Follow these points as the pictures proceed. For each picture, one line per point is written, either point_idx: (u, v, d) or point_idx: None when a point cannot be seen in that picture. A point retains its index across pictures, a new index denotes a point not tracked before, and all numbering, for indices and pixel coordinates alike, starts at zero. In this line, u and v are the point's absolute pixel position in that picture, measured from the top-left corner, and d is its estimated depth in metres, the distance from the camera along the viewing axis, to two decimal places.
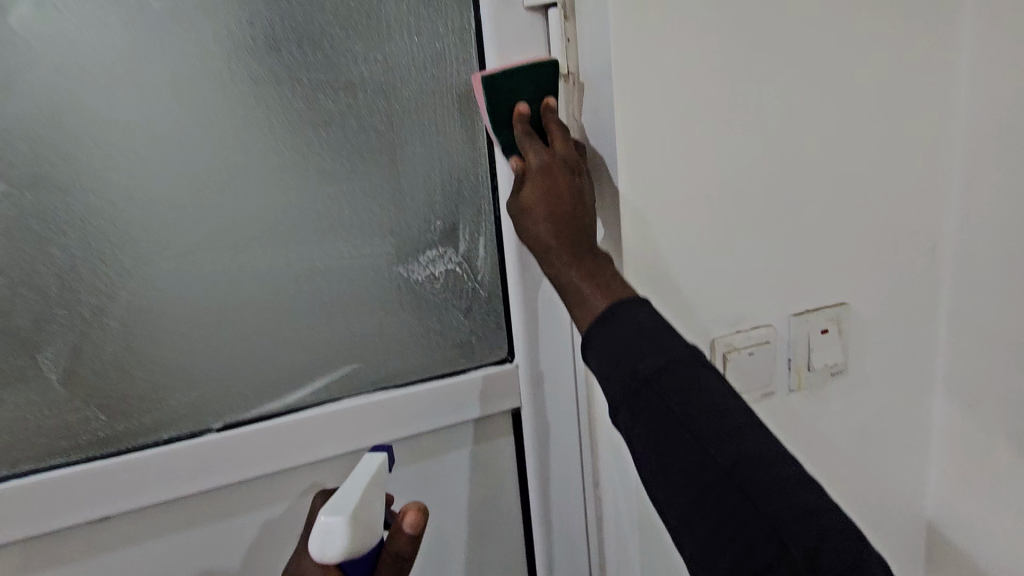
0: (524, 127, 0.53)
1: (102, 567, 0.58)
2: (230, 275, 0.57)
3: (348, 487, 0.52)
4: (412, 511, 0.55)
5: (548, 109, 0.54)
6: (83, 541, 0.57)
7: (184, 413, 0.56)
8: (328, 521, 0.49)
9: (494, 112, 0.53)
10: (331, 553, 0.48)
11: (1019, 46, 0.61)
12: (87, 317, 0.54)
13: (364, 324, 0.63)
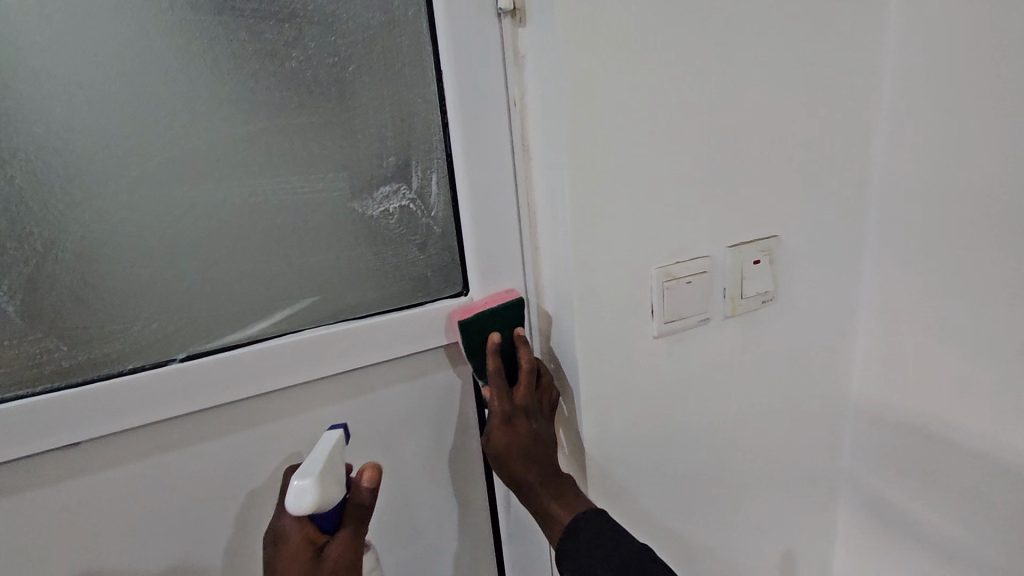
0: (495, 358, 0.63)
1: (68, 507, 0.56)
2: (185, 205, 0.54)
3: (314, 454, 0.53)
4: (369, 470, 0.56)
5: (518, 326, 0.66)
6: (52, 479, 0.55)
7: (148, 345, 0.55)
8: (298, 484, 0.51)
9: (470, 343, 0.64)
10: (307, 511, 0.51)
11: (923, 25, 0.76)
12: (38, 247, 0.50)
13: (323, 257, 0.61)
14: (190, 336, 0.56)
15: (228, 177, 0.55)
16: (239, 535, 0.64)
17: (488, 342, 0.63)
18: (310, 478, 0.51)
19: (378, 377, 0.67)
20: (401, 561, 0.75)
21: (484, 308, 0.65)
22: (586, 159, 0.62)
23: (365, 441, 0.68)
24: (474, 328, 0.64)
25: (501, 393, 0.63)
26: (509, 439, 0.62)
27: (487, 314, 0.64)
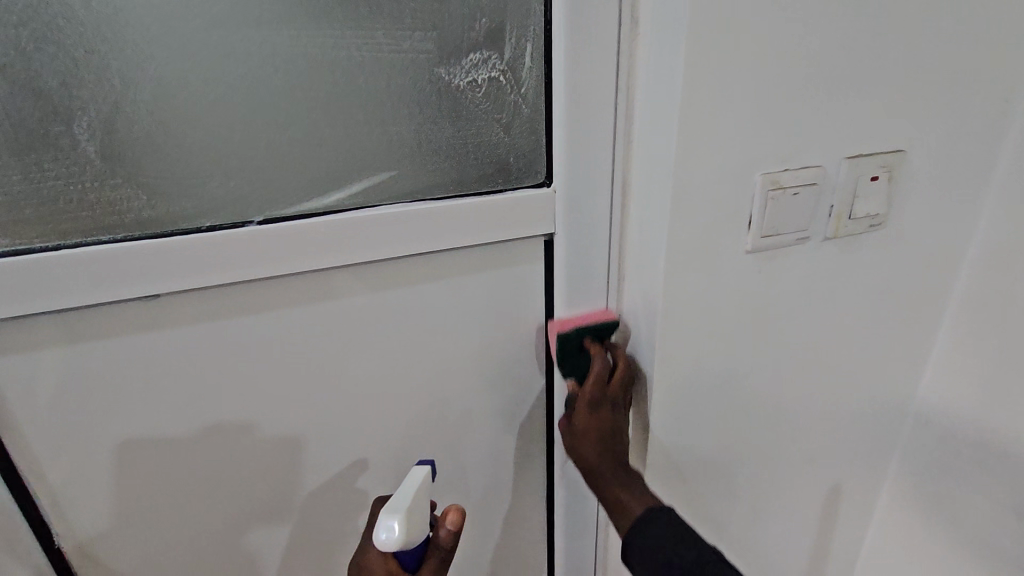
0: None
1: (145, 362, 0.56)
2: (263, 52, 0.50)
3: (402, 492, 0.59)
4: (452, 512, 0.61)
5: None
6: (129, 332, 0.55)
7: (223, 204, 0.53)
8: (386, 522, 0.57)
9: None
10: (394, 547, 0.56)
11: None
12: (115, 84, 0.47)
13: (403, 128, 0.57)
14: (266, 198, 0.54)
15: (309, 25, 0.50)
16: (300, 408, 0.64)
17: None
18: (399, 516, 0.57)
19: (449, 263, 0.64)
20: (453, 451, 0.76)
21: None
22: (708, 33, 0.53)
23: (432, 328, 0.67)
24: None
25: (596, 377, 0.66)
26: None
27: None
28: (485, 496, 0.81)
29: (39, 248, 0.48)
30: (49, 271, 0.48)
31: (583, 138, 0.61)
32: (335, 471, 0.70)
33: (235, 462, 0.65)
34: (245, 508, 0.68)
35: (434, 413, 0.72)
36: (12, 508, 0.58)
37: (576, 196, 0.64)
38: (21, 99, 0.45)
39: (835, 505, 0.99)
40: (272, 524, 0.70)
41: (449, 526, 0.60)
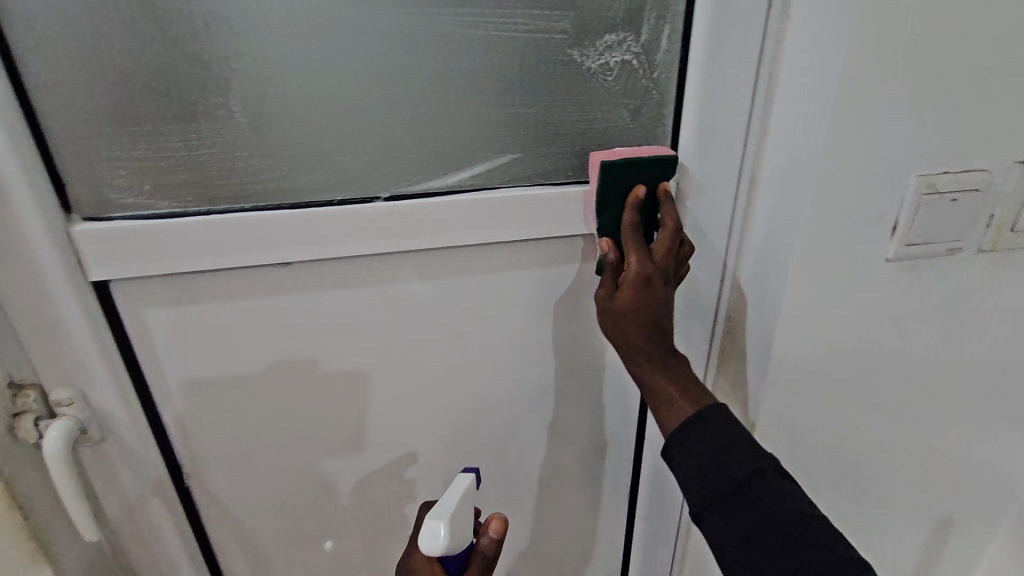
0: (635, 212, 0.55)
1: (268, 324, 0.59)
2: (404, 30, 0.50)
3: (446, 497, 0.60)
4: (496, 520, 0.60)
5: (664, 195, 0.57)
6: (257, 296, 0.57)
7: (355, 178, 0.54)
8: (431, 525, 0.57)
9: (605, 192, 0.55)
10: (437, 551, 0.55)
11: None
12: (267, 59, 0.48)
13: (530, 110, 0.55)
14: (394, 176, 0.55)
15: (451, 2, 0.50)
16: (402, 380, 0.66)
17: (631, 197, 0.55)
18: (444, 519, 0.57)
19: (560, 248, 0.63)
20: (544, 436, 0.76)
21: (631, 157, 0.55)
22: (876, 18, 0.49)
23: (536, 312, 0.67)
24: (616, 182, 0.55)
25: (637, 244, 0.55)
26: (640, 297, 0.55)
27: (631, 162, 0.54)
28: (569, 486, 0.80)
29: (191, 212, 0.51)
30: (201, 233, 0.52)
31: (713, 127, 0.58)
32: (429, 443, 0.71)
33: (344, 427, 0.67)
34: (345, 471, 0.70)
35: (530, 396, 0.72)
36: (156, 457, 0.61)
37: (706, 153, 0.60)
38: (185, 70, 0.48)
39: (941, 537, 0.90)
40: (370, 490, 0.72)
41: (492, 535, 0.59)
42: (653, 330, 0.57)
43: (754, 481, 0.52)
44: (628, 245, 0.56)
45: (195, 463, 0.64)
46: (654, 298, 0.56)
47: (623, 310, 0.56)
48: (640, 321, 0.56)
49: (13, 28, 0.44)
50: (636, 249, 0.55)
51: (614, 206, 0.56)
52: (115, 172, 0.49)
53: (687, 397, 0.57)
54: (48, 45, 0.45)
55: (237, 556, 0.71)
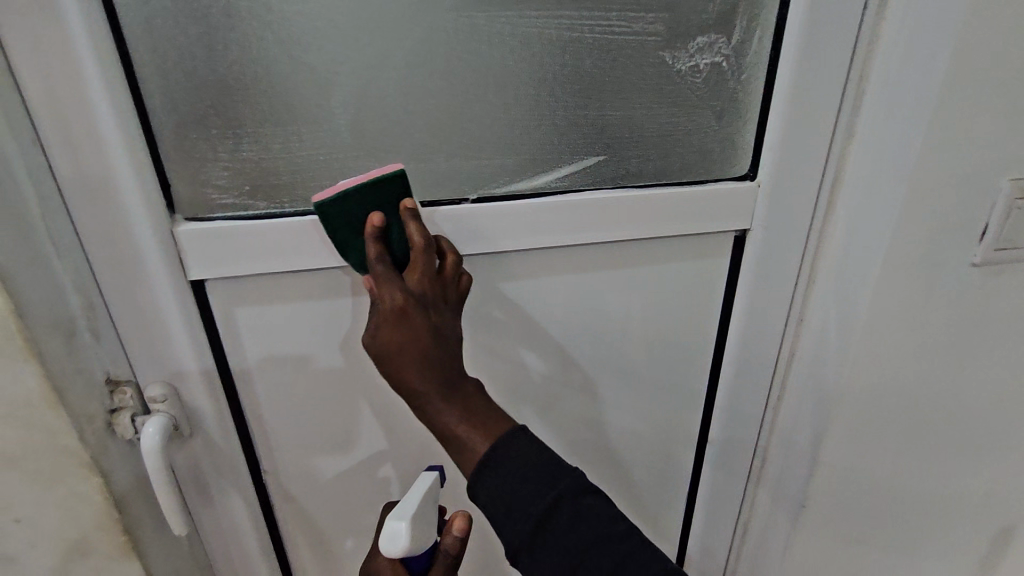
0: (376, 243, 0.46)
1: (349, 325, 0.59)
2: (502, 33, 0.50)
3: (408, 496, 0.54)
4: (460, 518, 0.55)
5: (407, 214, 0.47)
6: (341, 298, 0.57)
7: (445, 179, 0.54)
8: (393, 527, 0.52)
9: (339, 234, 0.46)
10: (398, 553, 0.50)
11: None
12: (371, 62, 0.49)
13: (619, 112, 0.55)
14: (484, 177, 0.55)
15: (550, 4, 0.50)
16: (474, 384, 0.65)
17: (369, 228, 0.45)
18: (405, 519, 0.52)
19: (638, 251, 0.63)
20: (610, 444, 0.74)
21: (365, 183, 0.45)
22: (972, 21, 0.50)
23: (609, 315, 0.66)
24: (342, 218, 0.45)
25: (389, 277, 0.45)
26: (401, 332, 0.44)
27: (365, 188, 0.45)
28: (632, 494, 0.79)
29: (287, 212, 0.52)
30: (296, 233, 0.52)
31: (801, 130, 0.58)
32: None
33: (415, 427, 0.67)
34: (413, 471, 0.70)
35: (599, 401, 0.71)
36: (238, 457, 0.62)
37: (791, 151, 0.58)
38: (291, 72, 0.48)
39: (1005, 547, 0.88)
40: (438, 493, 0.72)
41: (455, 533, 0.54)
42: (426, 366, 0.44)
43: (557, 511, 0.44)
44: (377, 275, 0.45)
45: (272, 462, 0.64)
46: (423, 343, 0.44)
47: (385, 351, 0.44)
48: (410, 358, 0.44)
49: (131, 32, 0.44)
50: (388, 277, 0.45)
51: (347, 248, 0.46)
52: (217, 172, 0.50)
53: (482, 433, 0.45)
54: (161, 48, 0.45)
55: (307, 555, 0.71)
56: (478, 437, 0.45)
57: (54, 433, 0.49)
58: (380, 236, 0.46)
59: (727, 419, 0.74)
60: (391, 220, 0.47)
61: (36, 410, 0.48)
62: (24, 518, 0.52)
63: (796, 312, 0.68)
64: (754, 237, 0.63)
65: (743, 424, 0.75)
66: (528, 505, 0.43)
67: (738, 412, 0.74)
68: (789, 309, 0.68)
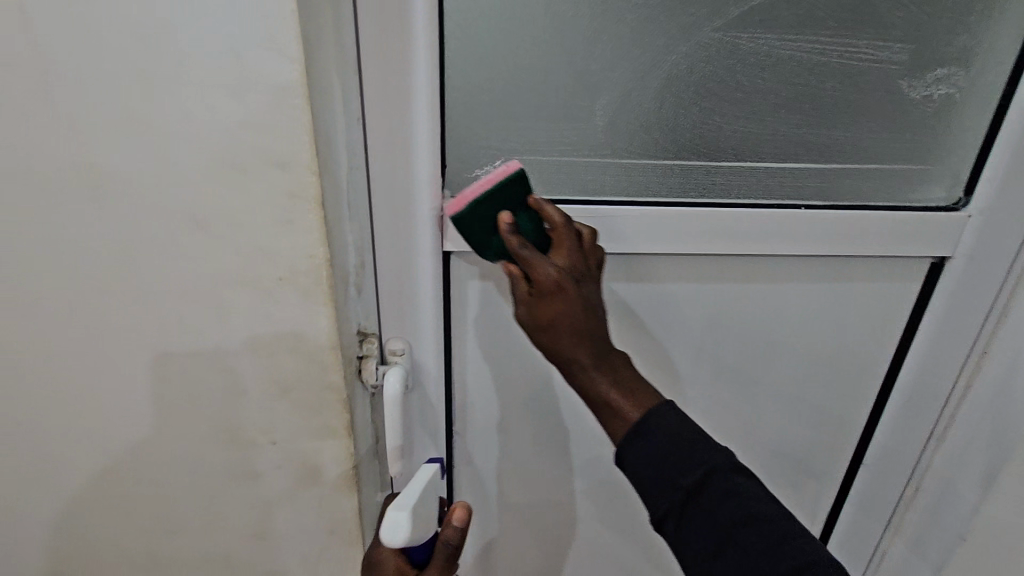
0: (517, 237, 0.48)
1: None
2: (759, 52, 0.54)
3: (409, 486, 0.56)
4: (459, 507, 0.56)
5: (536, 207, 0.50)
6: None
7: (676, 182, 0.59)
8: (393, 516, 0.53)
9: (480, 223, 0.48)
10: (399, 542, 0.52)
11: None
12: (636, 70, 0.54)
13: (847, 134, 0.58)
14: (709, 183, 0.59)
15: (805, 30, 0.54)
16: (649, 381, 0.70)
17: (502, 224, 0.48)
18: (406, 510, 0.53)
19: (836, 266, 0.65)
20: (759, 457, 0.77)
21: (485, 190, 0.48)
22: None
23: (792, 324, 0.68)
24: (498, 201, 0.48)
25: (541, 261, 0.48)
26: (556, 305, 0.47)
27: (489, 194, 0.47)
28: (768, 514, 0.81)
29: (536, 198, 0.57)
30: None
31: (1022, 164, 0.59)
32: None
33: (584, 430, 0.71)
34: (578, 459, 0.74)
35: (764, 409, 0.73)
36: (440, 416, 0.68)
37: (1008, 185, 0.60)
38: (568, 75, 0.53)
39: None
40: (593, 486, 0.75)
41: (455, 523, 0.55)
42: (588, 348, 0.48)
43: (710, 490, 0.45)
44: (531, 259, 0.47)
45: (463, 425, 0.70)
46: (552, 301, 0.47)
47: (538, 324, 0.48)
48: (569, 336, 0.47)
49: (451, 30, 0.51)
50: (546, 261, 0.47)
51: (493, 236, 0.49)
52: (485, 159, 0.56)
53: (633, 402, 0.47)
54: (469, 46, 0.52)
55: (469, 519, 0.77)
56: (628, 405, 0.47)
57: (327, 369, 0.57)
58: (516, 229, 0.48)
59: (889, 440, 0.76)
60: (516, 209, 0.50)
61: (319, 348, 0.55)
62: (278, 440, 0.60)
63: (981, 342, 0.69)
64: (953, 265, 0.65)
65: (904, 447, 0.76)
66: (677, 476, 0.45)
67: (902, 433, 0.75)
68: (974, 340, 0.69)
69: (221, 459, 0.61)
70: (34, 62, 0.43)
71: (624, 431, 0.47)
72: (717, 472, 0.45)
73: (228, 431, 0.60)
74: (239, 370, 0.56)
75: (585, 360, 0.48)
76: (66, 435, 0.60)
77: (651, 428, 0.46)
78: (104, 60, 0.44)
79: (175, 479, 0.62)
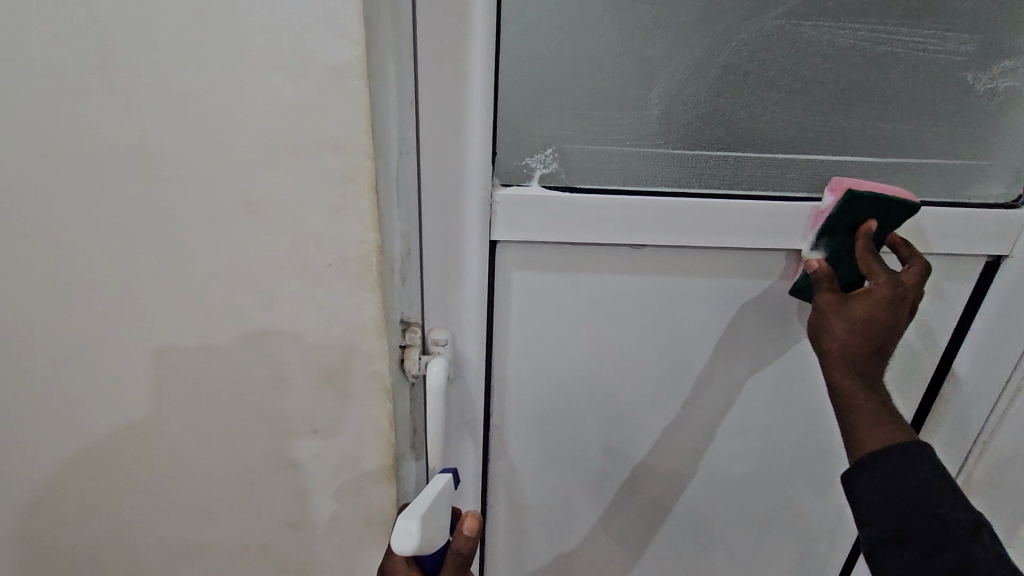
0: (866, 242, 0.54)
1: (603, 299, 0.63)
2: (821, 41, 0.53)
3: (421, 497, 0.54)
4: (471, 516, 0.54)
5: (865, 232, 0.54)
6: (602, 274, 0.62)
7: (728, 174, 0.57)
8: (401, 525, 0.50)
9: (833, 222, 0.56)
10: (409, 552, 0.49)
11: None
12: (694, 58, 0.53)
13: (908, 127, 0.57)
14: (763, 175, 0.58)
15: (869, 18, 0.52)
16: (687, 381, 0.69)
17: (863, 228, 0.54)
18: (417, 519, 0.51)
19: (889, 264, 0.63)
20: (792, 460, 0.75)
21: (879, 193, 0.53)
22: None
23: None
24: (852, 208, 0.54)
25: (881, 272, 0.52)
26: (874, 310, 0.51)
27: (880, 199, 0.53)
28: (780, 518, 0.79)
29: (586, 188, 0.57)
30: (591, 211, 0.56)
31: None
32: (700, 438, 0.73)
33: (805, 381, 0.70)
34: (615, 455, 0.73)
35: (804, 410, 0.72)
36: (479, 409, 0.67)
37: None
38: (625, 61, 0.52)
39: None
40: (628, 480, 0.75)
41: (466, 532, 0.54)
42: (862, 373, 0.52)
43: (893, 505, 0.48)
44: (873, 269, 0.52)
45: (501, 418, 0.69)
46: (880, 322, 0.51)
47: (856, 338, 0.51)
48: (852, 338, 0.51)
49: (507, 14, 0.50)
50: (884, 272, 0.52)
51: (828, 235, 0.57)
52: (535, 148, 0.55)
53: (873, 430, 0.50)
54: (525, 32, 0.51)
55: (503, 512, 0.76)
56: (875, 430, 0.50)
57: (372, 357, 0.56)
58: (869, 238, 0.54)
59: (934, 442, 0.74)
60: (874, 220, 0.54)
61: (366, 336, 0.55)
62: (320, 429, 0.60)
63: None
64: (1011, 264, 0.63)
65: (950, 449, 0.74)
66: (932, 510, 0.46)
67: (948, 436, 0.73)
68: None
69: (264, 446, 0.61)
70: (92, 40, 0.43)
71: (864, 449, 0.50)
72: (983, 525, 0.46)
73: (271, 418, 0.59)
74: (285, 357, 0.56)
75: (852, 381, 0.52)
76: (105, 418, 0.59)
77: (892, 458, 0.49)
78: (162, 38, 0.43)
79: (214, 464, 0.62)
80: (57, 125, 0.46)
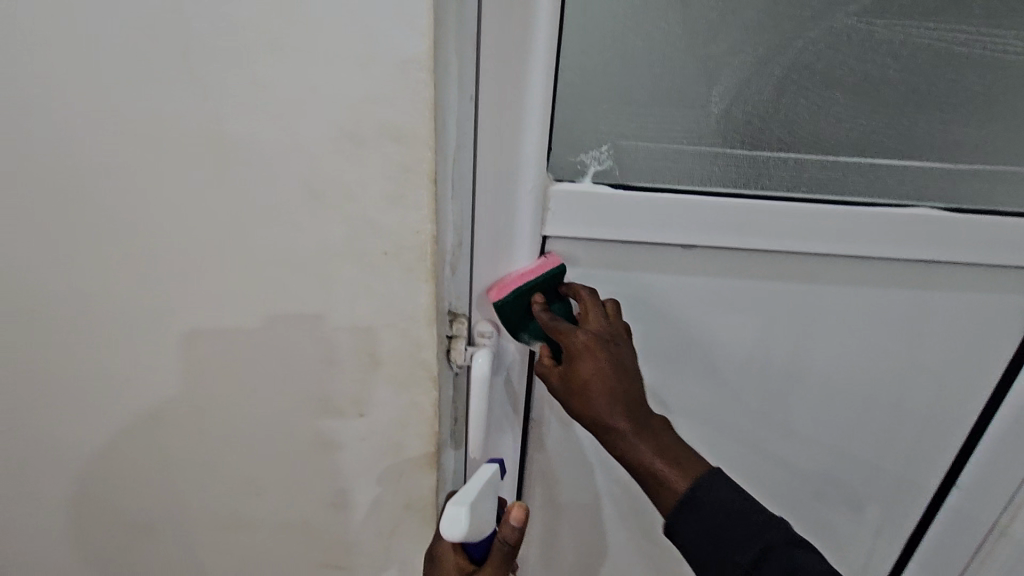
0: (546, 314, 0.57)
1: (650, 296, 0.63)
2: (893, 40, 0.51)
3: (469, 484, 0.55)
4: (516, 506, 0.56)
5: (537, 306, 0.57)
6: (650, 273, 0.61)
7: (787, 176, 0.56)
8: (451, 511, 0.52)
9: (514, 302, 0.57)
10: (458, 536, 0.51)
11: None
12: (759, 57, 0.52)
13: (984, 132, 0.54)
14: (824, 178, 0.56)
15: (947, 18, 0.51)
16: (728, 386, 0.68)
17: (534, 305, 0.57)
18: (466, 505, 0.52)
19: (952, 274, 0.61)
20: (827, 465, 0.73)
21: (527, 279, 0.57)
22: None
23: (896, 334, 0.65)
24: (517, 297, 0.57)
25: (571, 330, 0.55)
26: (593, 368, 0.54)
27: (533, 283, 0.57)
28: (803, 525, 0.78)
29: (640, 186, 0.56)
30: (643, 208, 0.56)
31: None
32: (740, 441, 0.72)
33: (856, 392, 0.68)
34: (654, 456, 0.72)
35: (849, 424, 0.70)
36: (520, 401, 0.68)
37: None
38: (687, 59, 0.52)
39: None
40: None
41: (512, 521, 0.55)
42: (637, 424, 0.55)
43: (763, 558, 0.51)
44: (562, 331, 0.55)
45: (541, 413, 0.70)
46: (605, 367, 0.54)
47: (573, 388, 0.55)
48: (602, 394, 0.54)
49: (571, 9, 0.50)
50: (572, 330, 0.54)
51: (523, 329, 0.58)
52: (591, 144, 0.55)
53: (679, 472, 0.54)
54: (588, 27, 0.51)
55: (538, 506, 0.77)
56: (678, 478, 0.53)
57: (421, 346, 0.57)
58: (547, 309, 0.58)
59: (994, 456, 0.70)
60: (551, 296, 0.59)
61: (415, 326, 0.56)
62: (366, 414, 0.62)
63: None
64: None
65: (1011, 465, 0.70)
66: (734, 552, 0.51)
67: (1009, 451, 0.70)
68: None
69: (311, 428, 0.63)
70: (174, 31, 0.45)
71: (663, 486, 0.54)
72: (774, 547, 0.51)
73: (320, 402, 0.61)
74: (337, 343, 0.57)
75: (625, 426, 0.54)
76: (166, 392, 0.62)
77: (700, 501, 0.52)
78: (239, 28, 0.44)
79: (263, 443, 0.65)
80: (137, 110, 0.48)
